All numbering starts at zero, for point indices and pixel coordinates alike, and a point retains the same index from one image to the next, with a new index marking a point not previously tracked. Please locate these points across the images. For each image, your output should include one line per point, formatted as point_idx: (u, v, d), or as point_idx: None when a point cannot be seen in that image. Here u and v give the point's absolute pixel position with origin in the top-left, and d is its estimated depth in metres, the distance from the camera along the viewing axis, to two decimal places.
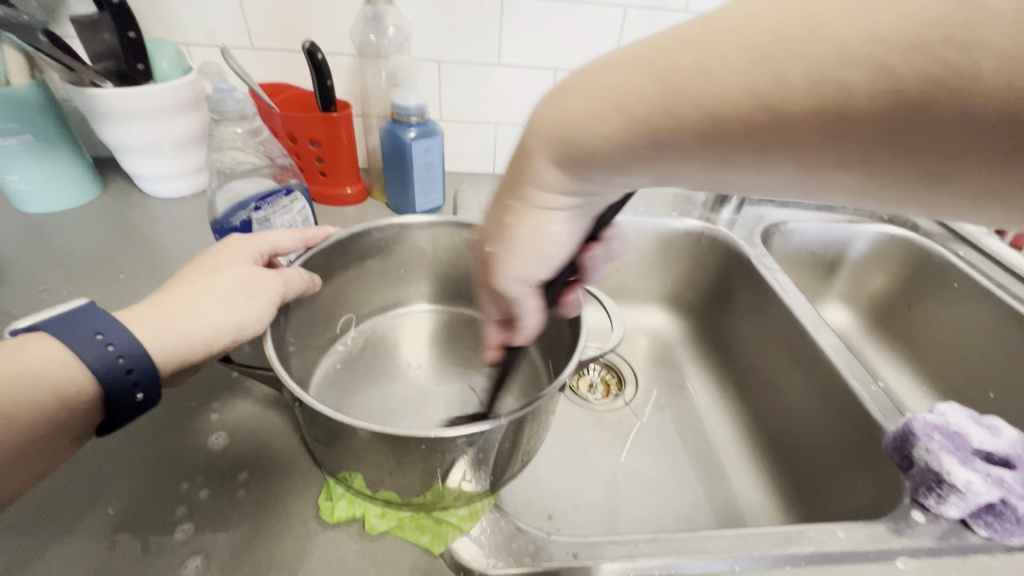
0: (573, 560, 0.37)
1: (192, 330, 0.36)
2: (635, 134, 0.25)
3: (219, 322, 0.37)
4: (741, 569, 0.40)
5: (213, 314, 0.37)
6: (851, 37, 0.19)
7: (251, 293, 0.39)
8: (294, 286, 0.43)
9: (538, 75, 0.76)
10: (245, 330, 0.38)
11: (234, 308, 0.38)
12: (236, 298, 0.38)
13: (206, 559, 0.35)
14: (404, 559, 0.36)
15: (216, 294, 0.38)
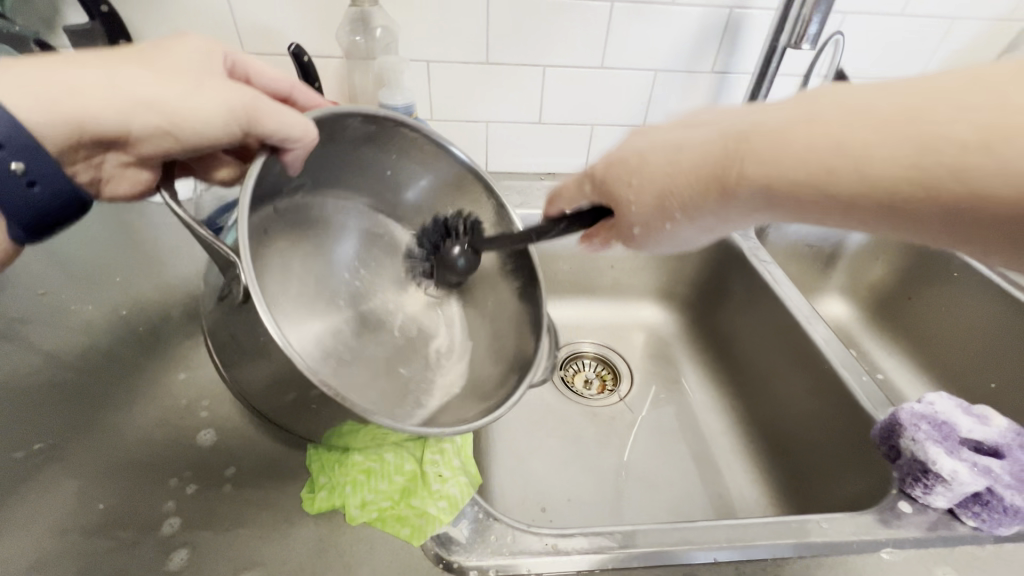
0: (551, 551, 0.38)
1: (132, 91, 0.36)
2: (697, 192, 0.33)
3: (167, 118, 0.37)
4: (723, 561, 0.39)
5: (163, 93, 0.37)
6: (876, 148, 0.26)
7: (205, 86, 0.38)
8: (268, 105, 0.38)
9: (527, 73, 0.77)
10: (185, 116, 0.37)
11: (190, 113, 0.37)
12: (190, 104, 0.37)
13: (192, 552, 0.36)
14: (384, 551, 0.37)
15: (166, 89, 0.37)
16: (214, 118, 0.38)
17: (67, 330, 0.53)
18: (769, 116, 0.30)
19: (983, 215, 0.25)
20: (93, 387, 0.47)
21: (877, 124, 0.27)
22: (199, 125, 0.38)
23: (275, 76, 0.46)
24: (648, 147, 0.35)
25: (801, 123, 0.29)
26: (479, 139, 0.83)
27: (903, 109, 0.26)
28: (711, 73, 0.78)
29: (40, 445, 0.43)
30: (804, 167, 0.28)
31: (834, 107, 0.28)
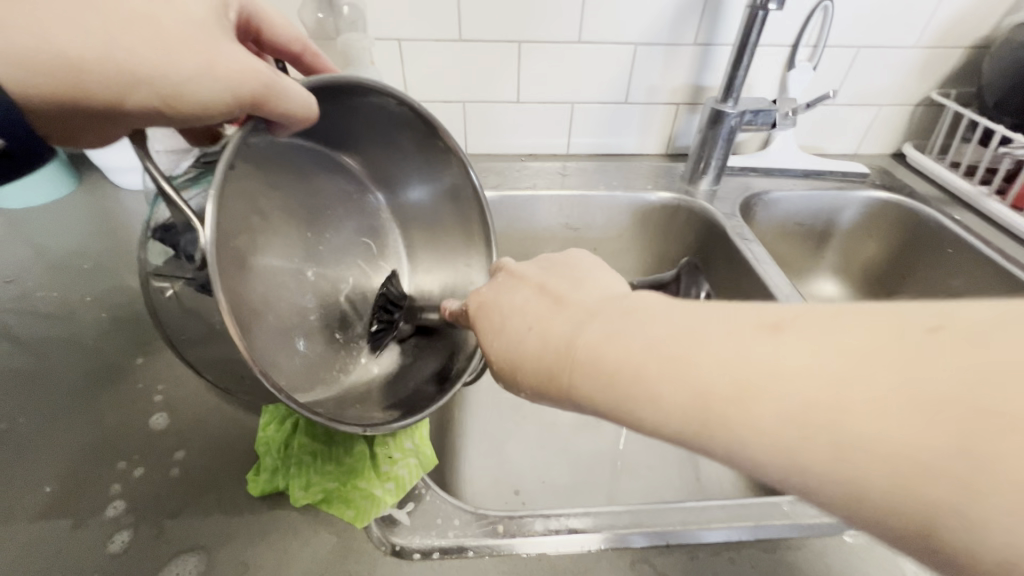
0: (498, 534, 0.38)
1: (116, 46, 0.32)
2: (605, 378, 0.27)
3: (160, 70, 0.33)
4: (675, 543, 0.38)
5: (150, 54, 0.33)
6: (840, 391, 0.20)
7: (194, 46, 0.34)
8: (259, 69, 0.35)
9: (501, 50, 0.73)
10: (170, 73, 0.33)
11: (188, 69, 0.34)
12: (189, 62, 0.34)
13: (134, 533, 0.36)
14: (326, 533, 0.37)
15: (166, 37, 0.33)
16: (214, 81, 0.34)
17: (32, 316, 0.53)
18: (717, 342, 0.24)
19: (941, 535, 0.19)
20: (52, 371, 0.47)
21: (867, 380, 0.20)
22: (194, 89, 0.34)
23: (287, 25, 0.43)
24: (566, 314, 0.31)
25: (759, 350, 0.23)
26: (456, 120, 0.81)
27: (902, 385, 0.19)
28: (695, 45, 0.74)
29: None
30: (772, 418, 0.22)
31: (812, 332, 0.22)
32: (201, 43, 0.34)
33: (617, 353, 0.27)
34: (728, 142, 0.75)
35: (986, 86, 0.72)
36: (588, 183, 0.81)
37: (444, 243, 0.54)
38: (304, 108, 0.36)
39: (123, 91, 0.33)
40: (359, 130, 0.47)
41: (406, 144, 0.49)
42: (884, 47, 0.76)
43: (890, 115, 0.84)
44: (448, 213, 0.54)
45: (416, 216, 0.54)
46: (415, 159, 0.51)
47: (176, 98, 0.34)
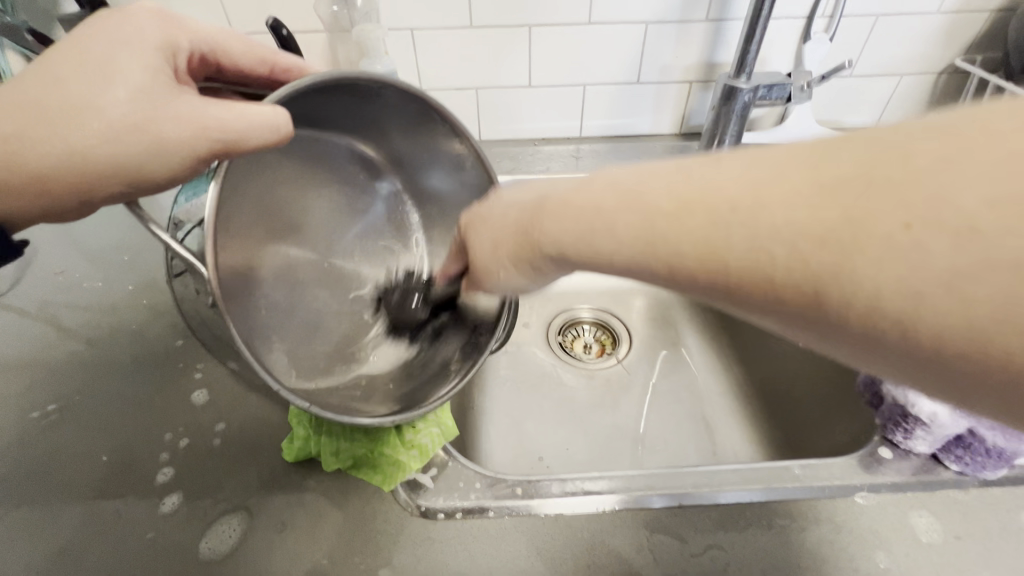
0: (517, 496, 0.40)
1: (81, 141, 0.36)
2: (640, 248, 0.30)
3: (118, 158, 0.36)
4: (685, 505, 0.40)
5: (108, 143, 0.36)
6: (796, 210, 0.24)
7: (136, 122, 0.36)
8: (223, 122, 0.35)
9: (511, 34, 0.74)
10: (123, 154, 0.36)
11: (142, 146, 0.36)
12: (139, 142, 0.36)
13: (183, 497, 0.39)
14: (358, 494, 0.40)
15: (116, 121, 0.36)
16: (164, 150, 0.36)
17: (81, 305, 0.57)
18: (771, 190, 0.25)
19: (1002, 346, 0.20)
20: (101, 355, 0.51)
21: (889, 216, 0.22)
22: (153, 165, 0.37)
23: (247, 51, 0.42)
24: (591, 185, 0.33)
25: (806, 208, 0.24)
26: (469, 107, 0.82)
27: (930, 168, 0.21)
28: (707, 21, 0.74)
29: (55, 407, 0.47)
30: (797, 242, 0.24)
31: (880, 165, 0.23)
32: (147, 115, 0.36)
33: (677, 237, 0.28)
34: (742, 118, 0.74)
35: (1013, 51, 0.70)
36: (601, 165, 0.82)
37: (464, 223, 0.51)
38: (274, 132, 0.35)
39: (96, 181, 0.37)
40: (371, 121, 0.46)
41: (416, 132, 0.47)
42: (905, 14, 0.74)
43: (913, 84, 0.82)
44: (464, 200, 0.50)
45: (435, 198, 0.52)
46: (420, 142, 0.47)
47: (139, 173, 0.37)
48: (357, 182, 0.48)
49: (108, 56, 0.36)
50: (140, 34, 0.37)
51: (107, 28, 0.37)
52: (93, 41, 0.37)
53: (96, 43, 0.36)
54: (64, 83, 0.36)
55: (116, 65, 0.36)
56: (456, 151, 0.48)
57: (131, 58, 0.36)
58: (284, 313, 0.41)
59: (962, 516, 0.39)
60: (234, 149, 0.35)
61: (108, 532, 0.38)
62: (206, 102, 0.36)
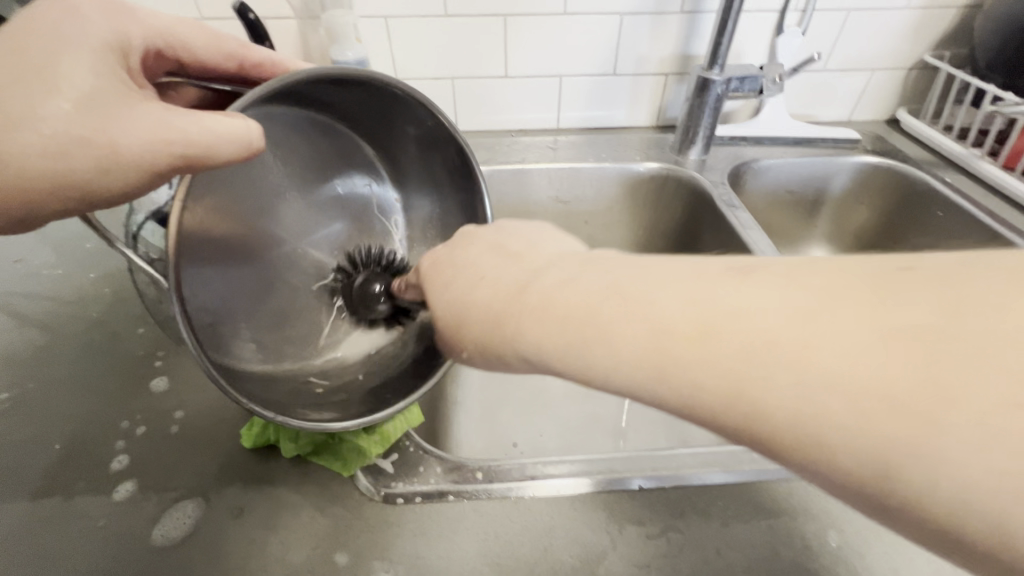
0: (477, 480, 0.40)
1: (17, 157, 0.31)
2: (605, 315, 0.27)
3: (65, 173, 0.32)
4: (646, 488, 0.40)
5: (47, 157, 0.32)
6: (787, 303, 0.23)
7: (79, 135, 0.32)
8: (182, 138, 0.32)
9: (486, 24, 0.74)
10: (70, 171, 0.32)
11: (90, 156, 0.32)
12: (87, 157, 0.32)
13: (136, 484, 0.39)
14: (315, 480, 0.39)
15: (57, 128, 0.31)
16: (118, 165, 0.33)
17: (38, 293, 0.55)
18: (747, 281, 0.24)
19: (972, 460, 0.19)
20: (59, 343, 0.50)
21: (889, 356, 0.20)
22: (107, 180, 0.33)
23: (212, 45, 0.39)
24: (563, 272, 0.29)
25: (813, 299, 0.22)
26: (445, 97, 0.81)
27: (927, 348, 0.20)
28: (682, 13, 0.74)
29: (7, 396, 0.46)
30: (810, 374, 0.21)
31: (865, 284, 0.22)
32: (97, 125, 0.32)
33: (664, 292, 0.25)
34: (715, 110, 0.75)
35: (978, 47, 0.72)
36: (577, 155, 0.82)
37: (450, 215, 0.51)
38: (242, 147, 0.33)
39: (38, 198, 0.33)
40: (343, 101, 0.44)
41: (390, 110, 0.46)
42: (876, 9, 0.75)
43: (884, 78, 0.83)
44: (443, 174, 0.50)
45: (422, 184, 0.51)
46: (395, 117, 0.46)
47: (89, 187, 0.33)
48: (345, 176, 0.48)
49: (51, 53, 0.32)
50: (83, 29, 0.33)
51: (43, 21, 0.32)
52: (29, 35, 0.32)
53: (32, 37, 0.32)
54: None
55: (56, 69, 0.31)
56: (427, 119, 0.46)
57: (72, 61, 0.32)
58: (250, 305, 0.41)
59: None
60: (195, 163, 0.33)
61: (58, 521, 0.37)
62: (168, 116, 0.33)
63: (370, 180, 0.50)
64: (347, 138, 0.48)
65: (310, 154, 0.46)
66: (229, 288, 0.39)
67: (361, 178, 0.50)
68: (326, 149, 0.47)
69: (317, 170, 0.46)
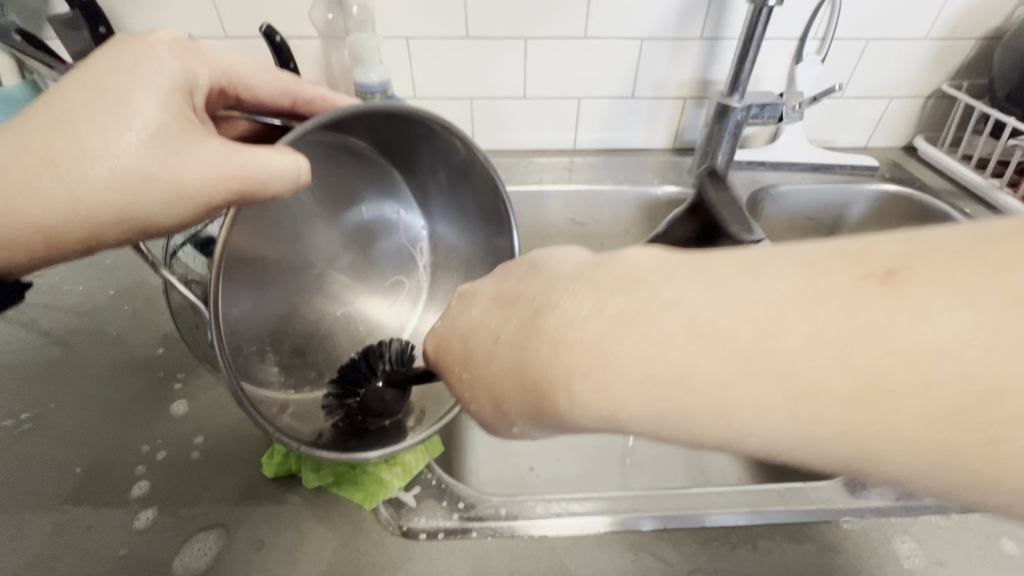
0: (501, 516, 0.39)
1: (85, 192, 0.32)
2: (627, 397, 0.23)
3: (128, 209, 0.33)
4: (672, 528, 0.39)
5: (114, 192, 0.32)
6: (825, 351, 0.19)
7: (148, 172, 0.33)
8: (240, 173, 0.33)
9: (506, 46, 0.74)
10: (137, 207, 0.33)
11: (157, 194, 0.33)
12: (155, 192, 0.33)
13: (158, 510, 0.38)
14: (337, 512, 0.39)
15: (125, 163, 0.32)
16: (183, 200, 0.33)
17: (61, 309, 0.55)
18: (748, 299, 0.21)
19: None
20: (79, 362, 0.50)
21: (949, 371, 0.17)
22: (170, 215, 0.34)
23: (271, 83, 0.40)
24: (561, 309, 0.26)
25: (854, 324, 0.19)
26: (463, 117, 0.81)
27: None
28: (702, 39, 0.75)
29: (28, 415, 0.45)
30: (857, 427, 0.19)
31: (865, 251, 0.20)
32: (162, 162, 0.33)
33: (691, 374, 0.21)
34: (735, 135, 0.75)
35: (998, 77, 0.71)
36: (594, 177, 0.82)
37: (478, 246, 0.51)
38: (289, 181, 0.34)
39: (101, 231, 0.34)
40: (381, 132, 0.44)
41: (425, 143, 0.45)
42: (895, 38, 0.75)
43: (902, 107, 0.83)
44: (474, 205, 0.49)
45: (451, 211, 0.51)
46: (431, 150, 0.46)
47: (152, 220, 0.34)
48: (377, 204, 0.49)
49: (124, 89, 0.32)
50: (155, 66, 0.33)
51: (119, 56, 0.33)
52: (106, 72, 0.33)
53: (109, 73, 0.33)
54: (70, 114, 0.32)
55: (128, 106, 0.32)
56: (463, 154, 0.45)
57: (143, 96, 0.32)
58: (278, 331, 0.41)
59: (946, 541, 0.39)
60: (255, 196, 0.34)
61: (78, 547, 0.37)
62: (222, 152, 0.34)
63: (401, 207, 0.50)
64: (379, 163, 0.48)
65: (342, 179, 0.46)
66: (261, 315, 0.40)
67: (392, 207, 0.50)
68: (360, 177, 0.47)
69: (351, 198, 0.47)
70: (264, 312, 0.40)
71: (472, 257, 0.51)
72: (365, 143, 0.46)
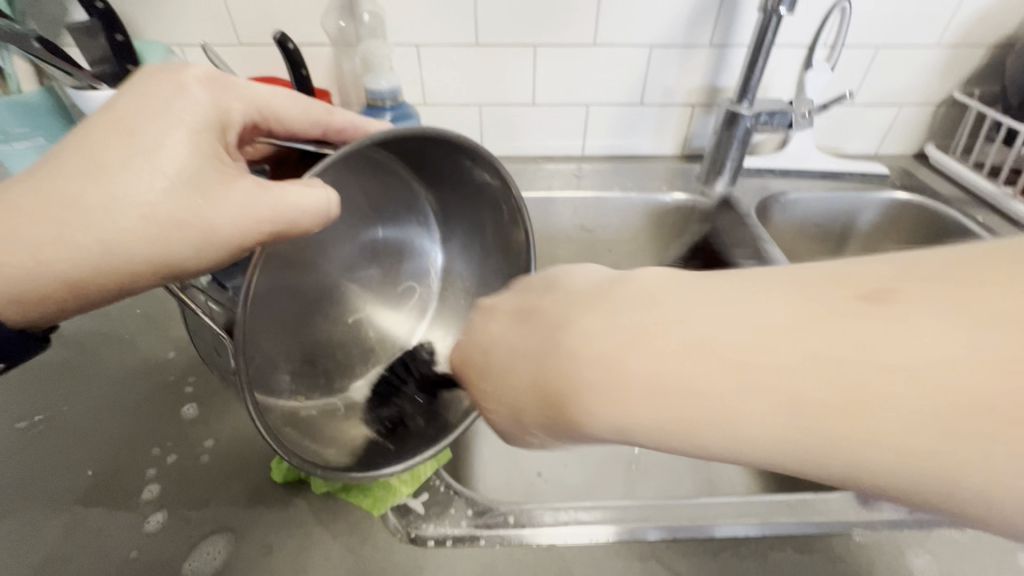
0: (509, 525, 0.39)
1: (113, 241, 0.32)
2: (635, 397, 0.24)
3: (158, 256, 0.33)
4: (681, 537, 0.39)
5: (145, 241, 0.32)
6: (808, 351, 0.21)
7: (179, 220, 0.33)
8: (277, 216, 0.34)
9: (515, 52, 0.74)
10: (166, 254, 0.33)
11: (188, 241, 0.33)
12: (185, 237, 0.33)
13: (168, 514, 0.39)
14: (345, 518, 0.39)
15: (157, 209, 0.32)
16: (215, 245, 0.34)
17: None
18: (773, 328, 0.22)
19: None
20: (92, 366, 0.50)
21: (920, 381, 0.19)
22: (201, 259, 0.34)
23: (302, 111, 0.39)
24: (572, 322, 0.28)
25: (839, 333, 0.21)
26: (472, 123, 0.82)
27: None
28: (711, 47, 0.75)
29: (41, 417, 0.46)
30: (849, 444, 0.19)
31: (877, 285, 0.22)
32: (194, 205, 0.33)
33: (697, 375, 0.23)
34: (744, 142, 0.74)
35: (1011, 85, 0.71)
36: (603, 184, 0.82)
37: (489, 258, 0.51)
38: (319, 216, 0.34)
39: (129, 280, 0.34)
40: (399, 146, 0.44)
41: (443, 159, 0.45)
42: (906, 46, 0.75)
43: (913, 114, 0.82)
44: (489, 219, 0.49)
45: (463, 221, 0.51)
46: (449, 165, 0.46)
47: (181, 266, 0.34)
48: (390, 215, 0.49)
49: (156, 130, 0.33)
50: (185, 111, 0.34)
51: (152, 97, 0.33)
52: (137, 117, 0.33)
53: (138, 113, 0.33)
54: (100, 164, 0.32)
55: (158, 153, 0.32)
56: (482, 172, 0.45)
57: (174, 144, 0.33)
58: (290, 340, 0.41)
59: (961, 555, 0.38)
60: (286, 231, 0.34)
61: (89, 550, 0.37)
62: (253, 188, 0.34)
63: (415, 216, 0.50)
64: (395, 172, 0.48)
65: (359, 188, 0.46)
66: (275, 326, 0.40)
67: (404, 218, 0.50)
68: (373, 188, 0.47)
69: (364, 207, 0.47)
70: (278, 322, 0.40)
71: (483, 268, 0.51)
72: (383, 154, 0.46)
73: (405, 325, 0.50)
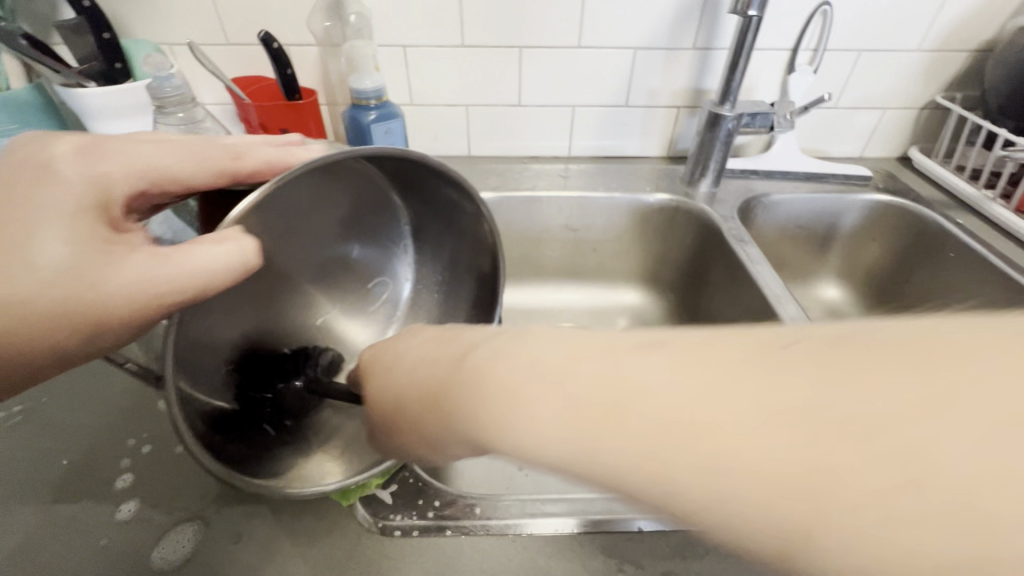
0: (475, 515, 0.40)
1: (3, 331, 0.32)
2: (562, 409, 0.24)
3: (53, 337, 0.32)
4: (647, 531, 0.39)
5: (33, 325, 0.32)
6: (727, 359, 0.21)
7: (67, 302, 0.32)
8: (181, 275, 0.32)
9: (501, 54, 0.75)
10: (58, 335, 0.32)
11: (82, 321, 0.32)
12: (77, 318, 0.32)
13: (140, 503, 0.39)
14: (314, 510, 0.39)
15: (38, 291, 0.31)
16: (109, 318, 0.32)
17: None
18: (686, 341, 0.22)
19: None
20: None
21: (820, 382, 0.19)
22: (103, 336, 0.33)
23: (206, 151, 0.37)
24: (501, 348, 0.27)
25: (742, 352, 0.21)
26: (459, 123, 0.83)
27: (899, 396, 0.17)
28: (695, 49, 0.76)
29: (21, 408, 0.47)
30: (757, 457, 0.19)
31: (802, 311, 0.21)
32: (85, 281, 0.32)
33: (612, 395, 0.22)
34: (726, 144, 0.75)
35: (990, 89, 0.72)
36: (588, 184, 0.83)
37: (459, 257, 0.53)
38: (235, 271, 0.33)
39: (32, 364, 0.33)
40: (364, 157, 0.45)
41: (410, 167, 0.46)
42: (888, 50, 0.76)
43: (896, 118, 0.83)
44: (458, 218, 0.51)
45: (433, 222, 0.53)
46: (414, 171, 0.47)
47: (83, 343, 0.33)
48: (357, 220, 0.50)
49: (31, 218, 0.32)
50: (58, 190, 0.33)
51: (21, 184, 0.33)
52: (12, 203, 0.32)
53: (13, 203, 0.32)
54: None
55: (38, 236, 0.32)
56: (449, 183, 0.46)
57: (53, 227, 0.32)
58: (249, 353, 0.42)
59: None
60: (200, 288, 0.33)
61: (62, 537, 0.38)
62: (165, 256, 0.32)
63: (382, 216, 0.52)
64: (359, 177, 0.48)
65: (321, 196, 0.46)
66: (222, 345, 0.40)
67: (375, 227, 0.52)
68: (344, 198, 0.48)
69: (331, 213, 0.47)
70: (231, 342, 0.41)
71: (454, 264, 0.53)
72: (340, 165, 0.45)
73: (373, 328, 0.52)
